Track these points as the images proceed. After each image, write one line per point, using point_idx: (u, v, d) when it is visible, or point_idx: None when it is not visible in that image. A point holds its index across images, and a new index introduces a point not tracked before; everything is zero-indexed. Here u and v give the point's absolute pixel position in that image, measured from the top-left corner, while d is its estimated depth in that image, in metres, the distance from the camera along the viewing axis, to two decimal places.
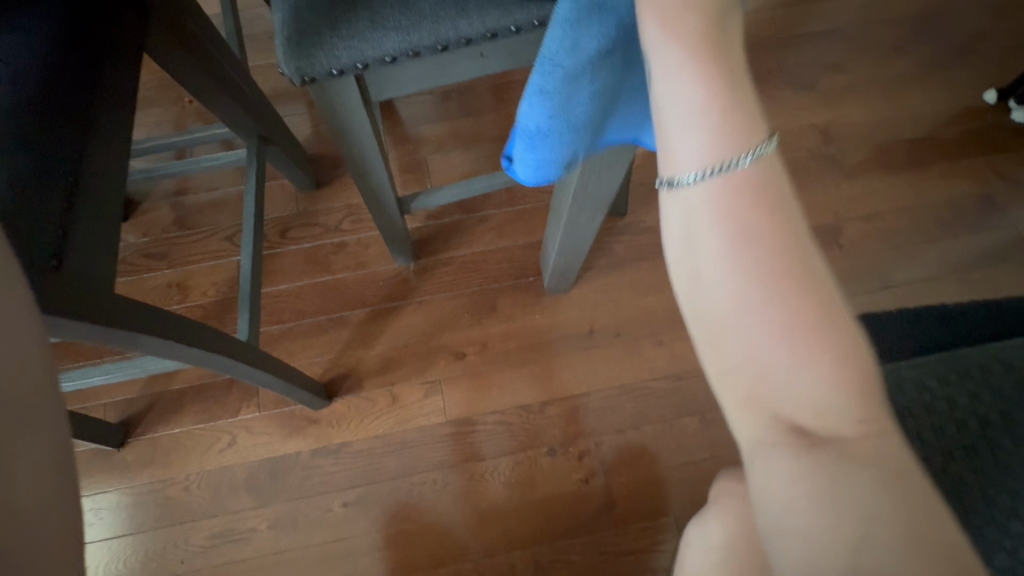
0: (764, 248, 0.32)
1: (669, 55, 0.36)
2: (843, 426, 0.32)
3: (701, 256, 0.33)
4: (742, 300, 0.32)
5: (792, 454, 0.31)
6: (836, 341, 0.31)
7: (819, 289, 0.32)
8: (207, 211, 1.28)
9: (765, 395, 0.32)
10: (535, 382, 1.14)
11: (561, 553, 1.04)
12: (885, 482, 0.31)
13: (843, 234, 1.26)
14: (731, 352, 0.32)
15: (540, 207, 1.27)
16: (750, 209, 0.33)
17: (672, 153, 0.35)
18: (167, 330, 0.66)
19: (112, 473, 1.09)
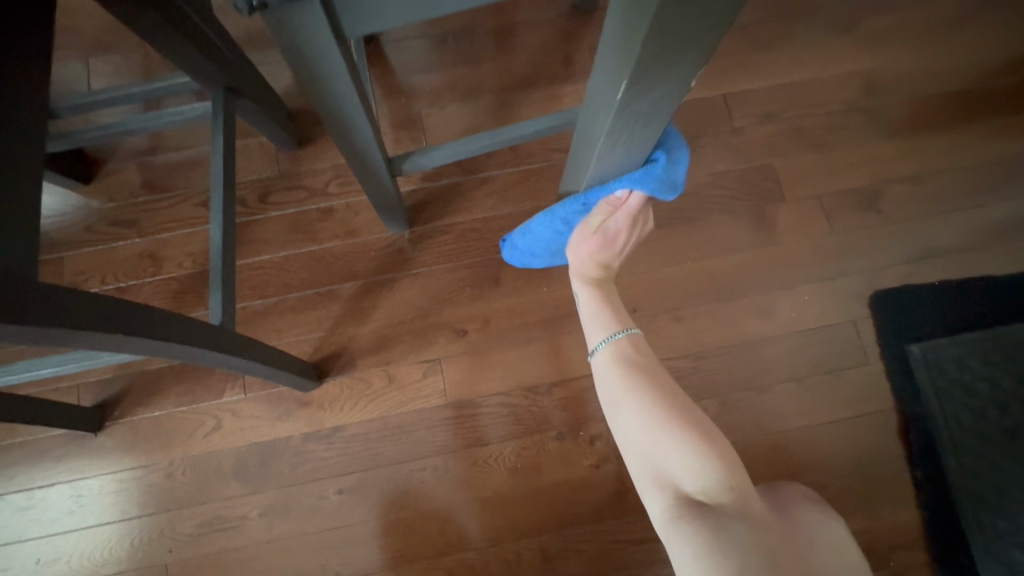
0: (640, 379, 0.79)
1: (587, 299, 0.88)
2: (708, 485, 0.70)
3: (613, 391, 0.79)
4: (640, 412, 0.76)
5: (693, 516, 0.68)
6: (688, 428, 0.73)
7: (669, 397, 0.77)
8: (178, 173, 1.15)
9: (662, 471, 0.72)
10: (542, 362, 1.05)
11: (570, 542, 0.98)
12: (729, 515, 0.68)
13: (884, 198, 1.14)
14: (641, 452, 0.74)
15: (548, 168, 1.14)
16: (643, 372, 0.80)
17: (592, 336, 0.86)
18: (113, 323, 0.57)
19: (91, 458, 1.02)
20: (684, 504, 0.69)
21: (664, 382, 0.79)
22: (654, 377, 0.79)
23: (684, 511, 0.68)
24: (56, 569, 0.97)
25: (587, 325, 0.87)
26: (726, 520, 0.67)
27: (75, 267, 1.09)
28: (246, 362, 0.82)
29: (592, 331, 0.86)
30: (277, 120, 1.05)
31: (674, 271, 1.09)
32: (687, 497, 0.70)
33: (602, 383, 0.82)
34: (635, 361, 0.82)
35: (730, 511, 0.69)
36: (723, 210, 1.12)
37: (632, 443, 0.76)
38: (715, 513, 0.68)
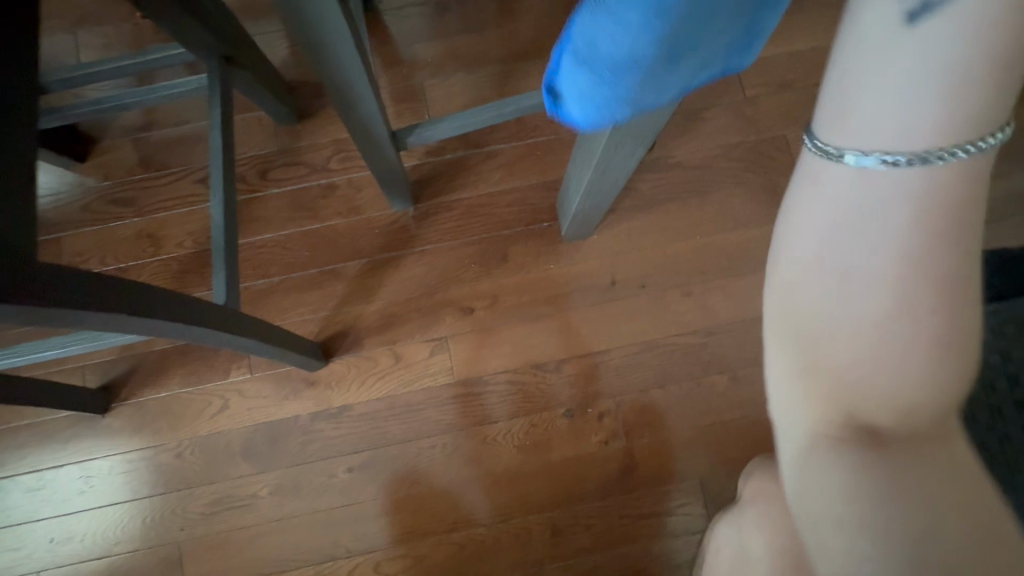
0: (928, 230, 0.27)
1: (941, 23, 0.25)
2: (937, 434, 0.29)
3: (841, 228, 0.29)
4: (893, 286, 0.28)
5: (882, 471, 0.29)
6: (953, 355, 0.28)
7: (965, 285, 0.28)
8: (175, 150, 1.12)
9: (852, 400, 0.30)
10: (551, 339, 1.04)
11: (579, 517, 0.99)
12: (962, 495, 0.29)
13: None
14: (828, 362, 0.30)
15: (555, 141, 1.11)
16: (936, 194, 0.27)
17: (846, 112, 0.28)
18: (129, 305, 0.57)
19: (99, 439, 1.02)
20: (859, 449, 0.30)
21: (967, 241, 0.28)
22: (945, 212, 0.27)
23: (856, 452, 0.30)
24: (70, 548, 0.98)
25: (841, 105, 0.28)
26: (923, 471, 0.29)
27: (73, 248, 1.07)
28: (254, 342, 0.82)
29: (853, 103, 0.28)
30: (276, 94, 1.02)
31: (683, 246, 1.07)
32: (876, 440, 0.29)
33: (814, 207, 0.30)
34: (944, 180, 0.27)
35: (964, 483, 0.29)
36: (733, 183, 1.10)
37: (829, 330, 0.30)
38: (924, 468, 0.29)
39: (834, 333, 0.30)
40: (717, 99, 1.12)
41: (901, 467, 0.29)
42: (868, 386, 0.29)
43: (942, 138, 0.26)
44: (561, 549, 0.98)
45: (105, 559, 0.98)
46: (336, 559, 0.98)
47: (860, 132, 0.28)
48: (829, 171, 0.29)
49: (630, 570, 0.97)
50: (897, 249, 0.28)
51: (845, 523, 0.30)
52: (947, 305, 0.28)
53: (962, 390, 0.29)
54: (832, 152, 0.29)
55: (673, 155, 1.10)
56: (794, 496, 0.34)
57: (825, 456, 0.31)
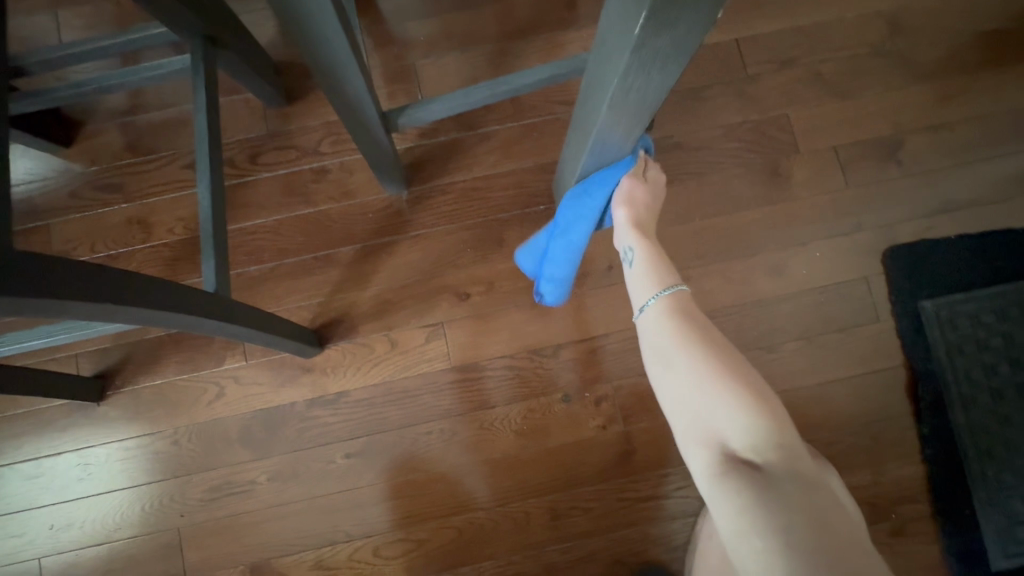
0: (692, 335, 0.67)
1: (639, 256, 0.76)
2: (765, 458, 0.57)
3: (661, 338, 0.68)
4: (695, 364, 0.64)
5: (745, 487, 0.55)
6: (743, 399, 0.60)
7: (723, 355, 0.64)
8: (162, 134, 1.09)
9: (712, 442, 0.60)
10: (549, 324, 1.03)
11: (577, 501, 0.99)
12: (790, 493, 0.55)
13: (904, 148, 1.09)
14: (688, 407, 0.63)
15: (552, 122, 1.09)
16: (683, 309, 0.70)
17: (637, 295, 0.75)
18: (102, 292, 0.55)
19: (96, 427, 1.01)
20: (730, 462, 0.58)
21: (712, 333, 0.67)
22: (714, 342, 0.66)
23: (732, 469, 0.57)
24: (70, 534, 0.99)
25: (632, 286, 0.76)
26: (775, 485, 0.55)
27: (62, 235, 1.06)
28: (244, 331, 0.80)
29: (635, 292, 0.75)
30: (263, 75, 0.99)
31: (682, 229, 1.05)
32: (735, 457, 0.58)
33: (648, 328, 0.71)
34: (681, 305, 0.71)
35: (785, 473, 0.56)
36: (734, 164, 1.07)
37: (671, 395, 0.65)
38: (771, 476, 0.56)
39: (681, 403, 0.64)
40: (719, 77, 1.09)
41: (760, 476, 0.56)
42: (713, 426, 0.61)
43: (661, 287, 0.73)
44: (559, 532, 0.98)
45: (105, 545, 0.98)
46: (335, 544, 0.98)
47: (638, 296, 0.75)
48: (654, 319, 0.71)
49: (628, 552, 0.98)
50: (703, 365, 0.64)
51: (752, 534, 0.53)
52: (722, 362, 0.63)
53: (764, 419, 0.59)
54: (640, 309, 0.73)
55: (672, 135, 1.08)
56: (723, 524, 0.56)
57: (720, 482, 0.57)
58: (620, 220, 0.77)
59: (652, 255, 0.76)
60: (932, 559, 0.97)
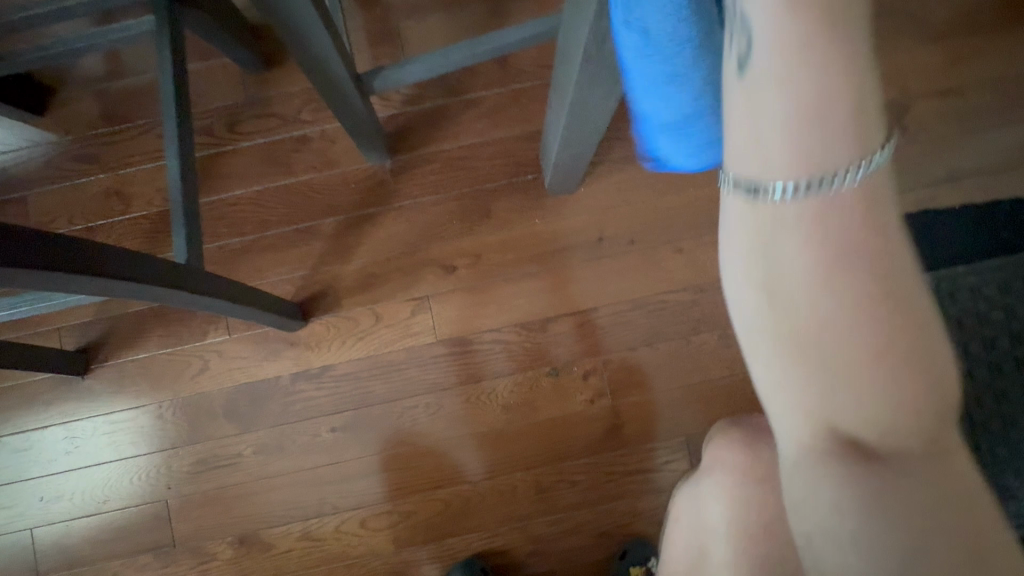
0: (851, 246, 0.29)
1: (780, 101, 0.29)
2: (908, 445, 0.31)
3: (775, 247, 0.31)
4: (837, 301, 0.30)
5: (855, 482, 0.32)
6: (906, 361, 0.30)
7: (895, 287, 0.30)
8: (138, 101, 1.06)
9: (827, 420, 0.32)
10: (537, 297, 1.01)
11: (565, 474, 0.98)
12: (937, 498, 0.31)
13: (910, 114, 1.04)
14: (799, 369, 0.32)
15: (542, 88, 1.04)
16: (850, 198, 0.29)
17: (757, 153, 0.30)
18: (58, 261, 0.53)
19: (81, 401, 1.01)
20: (842, 455, 0.32)
21: (889, 230, 0.30)
22: (868, 245, 0.29)
23: (838, 461, 0.32)
24: (60, 505, 0.99)
25: (739, 149, 0.31)
26: (912, 485, 0.31)
27: (39, 206, 1.03)
28: (224, 304, 0.78)
29: (750, 140, 0.31)
30: (239, 38, 0.95)
31: (675, 199, 1.02)
32: (855, 448, 0.32)
33: (741, 229, 0.32)
34: (848, 192, 0.29)
35: (923, 470, 0.31)
36: None
37: (772, 343, 0.32)
38: (898, 474, 0.31)
39: (783, 363, 0.32)
40: None
41: (880, 480, 0.31)
42: (841, 400, 0.31)
43: (825, 166, 0.29)
44: (546, 505, 0.98)
45: (95, 516, 0.99)
46: (322, 516, 0.98)
47: (754, 169, 0.31)
48: (781, 218, 0.30)
49: (615, 525, 0.97)
50: (840, 298, 0.30)
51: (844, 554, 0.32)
52: (881, 294, 0.30)
53: (931, 392, 0.31)
54: (748, 186, 0.31)
55: None
56: (791, 503, 0.36)
57: (815, 469, 0.33)
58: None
59: (821, 82, 0.28)
60: None
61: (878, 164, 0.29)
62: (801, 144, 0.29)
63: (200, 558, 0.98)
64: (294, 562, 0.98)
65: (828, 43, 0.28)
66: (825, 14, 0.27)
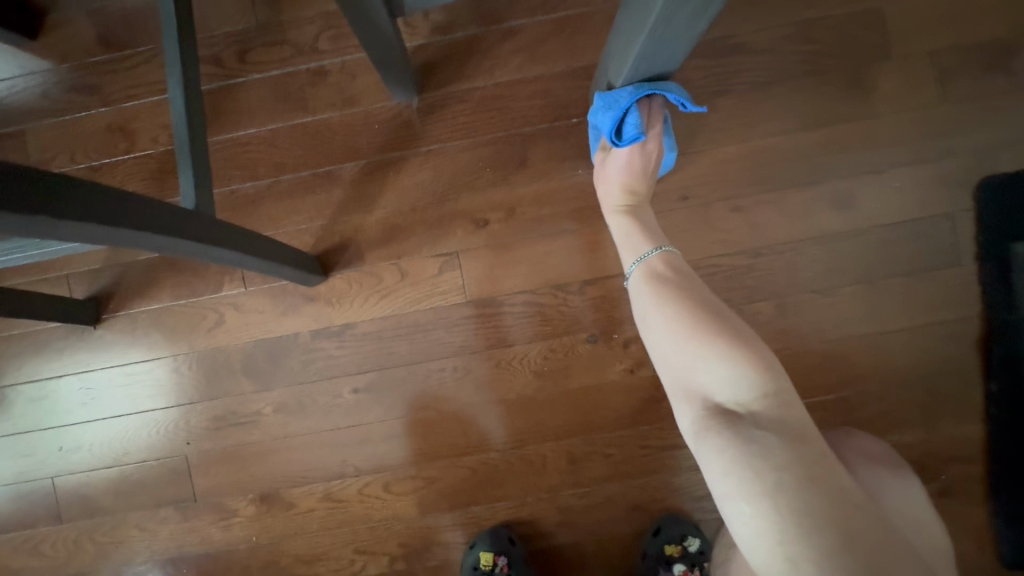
0: (672, 292, 0.70)
1: (625, 226, 0.80)
2: (749, 403, 0.59)
3: (647, 304, 0.72)
4: (674, 319, 0.68)
5: (720, 428, 0.59)
6: (724, 343, 0.63)
7: (704, 305, 0.68)
8: (138, 24, 0.95)
9: (695, 390, 0.64)
10: (575, 257, 0.92)
11: (598, 446, 0.93)
12: (778, 427, 0.57)
13: (1020, 55, 0.89)
14: (670, 357, 0.67)
15: (591, 17, 0.91)
16: (667, 270, 0.74)
17: (628, 258, 0.78)
18: (7, 198, 0.42)
19: (94, 352, 0.97)
20: (715, 413, 0.60)
21: (692, 280, 0.72)
22: (679, 289, 0.71)
23: (714, 422, 0.60)
24: (79, 456, 0.97)
25: (621, 245, 0.80)
26: (759, 425, 0.57)
27: (38, 142, 0.95)
28: (230, 253, 0.69)
29: (629, 250, 0.78)
30: None
31: (736, 150, 0.90)
32: (719, 408, 0.60)
33: (637, 290, 0.75)
34: (666, 268, 0.74)
35: (771, 423, 0.57)
36: (804, 73, 0.90)
37: (655, 341, 0.70)
38: (750, 422, 0.58)
39: (657, 355, 0.70)
40: None
41: (738, 427, 0.58)
42: (697, 379, 0.63)
43: (648, 247, 0.77)
44: (576, 476, 0.93)
45: (114, 468, 0.97)
46: (344, 478, 0.95)
47: (627, 259, 0.78)
48: (637, 283, 0.76)
49: (649, 500, 0.93)
50: (671, 314, 0.68)
51: (746, 501, 0.54)
52: (698, 311, 0.67)
53: (755, 370, 0.60)
54: (628, 273, 0.78)
55: (733, 36, 0.90)
56: (718, 487, 0.57)
57: (708, 433, 0.59)
58: (607, 192, 0.82)
59: (635, 217, 0.80)
60: (979, 522, 0.89)
61: (671, 255, 0.76)
62: (641, 239, 0.78)
63: (222, 514, 0.96)
64: (316, 522, 0.95)
65: (637, 188, 0.81)
66: (637, 192, 0.81)
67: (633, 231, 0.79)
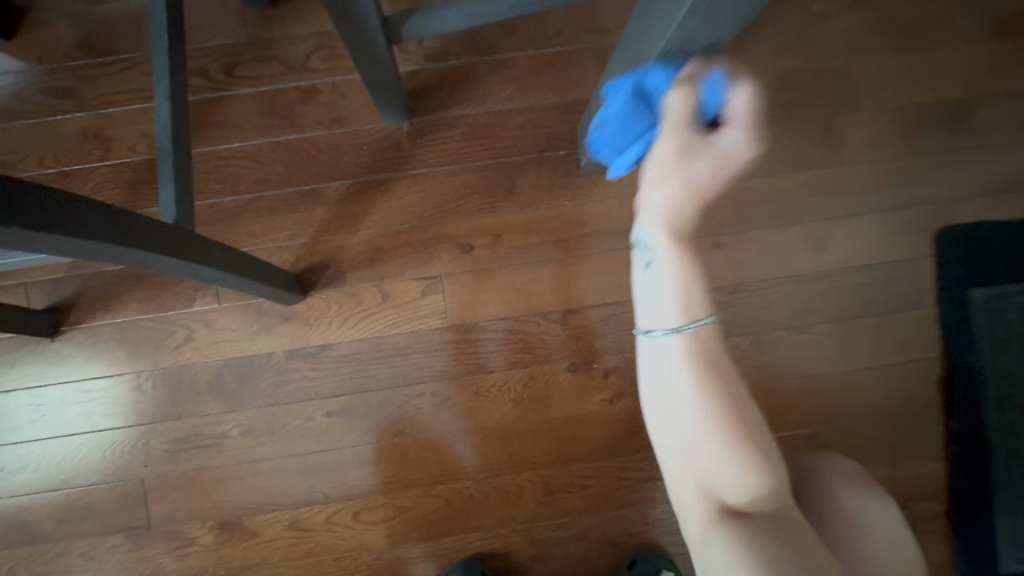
0: (704, 366, 0.53)
1: (666, 266, 0.56)
2: (763, 504, 0.51)
3: (672, 373, 0.53)
4: (705, 403, 0.51)
5: (740, 535, 0.48)
6: (753, 441, 0.51)
7: (737, 393, 0.53)
8: (121, 31, 0.93)
9: (708, 485, 0.52)
10: (557, 286, 0.93)
11: (575, 477, 0.92)
12: (789, 535, 0.49)
13: (974, 116, 0.95)
14: (691, 447, 0.52)
15: (581, 55, 0.94)
16: (700, 346, 0.54)
17: (655, 311, 0.56)
18: None
19: (49, 365, 0.91)
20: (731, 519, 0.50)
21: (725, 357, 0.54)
22: (717, 366, 0.53)
23: (731, 526, 0.49)
24: (24, 477, 0.90)
25: (644, 294, 0.57)
26: (775, 529, 0.49)
27: (4, 144, 0.91)
28: (208, 270, 0.66)
29: (655, 300, 0.56)
30: None
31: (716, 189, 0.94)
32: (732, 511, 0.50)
33: (655, 353, 0.55)
34: (702, 337, 0.54)
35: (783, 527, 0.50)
36: (781, 119, 0.94)
37: (669, 417, 0.53)
38: (770, 530, 0.49)
39: (665, 437, 0.54)
40: (772, 15, 0.96)
41: (759, 536, 0.48)
42: (719, 475, 0.51)
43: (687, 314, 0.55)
44: (552, 508, 0.92)
45: (61, 491, 0.90)
46: (312, 506, 0.91)
47: (657, 319, 0.55)
48: (659, 344, 0.55)
49: (625, 533, 0.92)
50: (704, 395, 0.52)
51: None
52: (732, 399, 0.52)
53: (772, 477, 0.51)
54: (649, 330, 0.56)
55: None
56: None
57: (720, 530, 0.50)
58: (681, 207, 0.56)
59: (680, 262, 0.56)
60: (941, 560, 0.92)
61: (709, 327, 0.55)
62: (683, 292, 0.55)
63: (178, 543, 0.90)
64: (279, 552, 0.91)
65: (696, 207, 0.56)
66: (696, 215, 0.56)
67: (688, 272, 0.56)
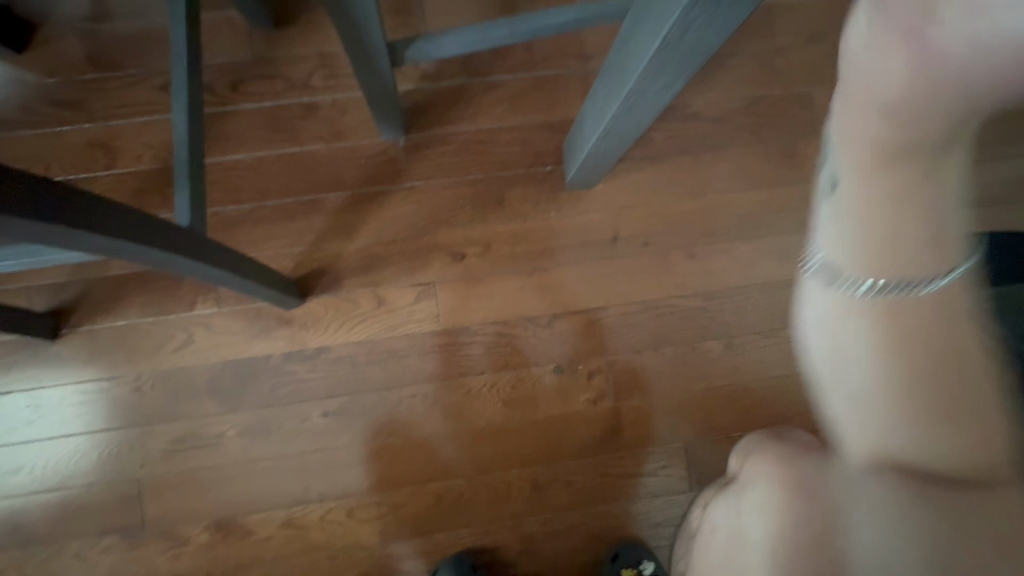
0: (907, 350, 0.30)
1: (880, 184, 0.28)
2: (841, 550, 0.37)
3: (841, 331, 0.31)
4: (895, 418, 0.32)
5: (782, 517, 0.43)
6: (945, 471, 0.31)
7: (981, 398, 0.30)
8: (130, 47, 0.97)
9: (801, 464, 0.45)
10: (544, 292, 0.99)
11: (560, 474, 0.97)
12: None
13: None
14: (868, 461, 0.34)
15: (566, 78, 1.01)
16: (898, 333, 0.30)
17: (846, 239, 0.31)
18: (46, 211, 0.46)
19: (48, 367, 0.93)
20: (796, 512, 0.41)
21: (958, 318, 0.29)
22: (933, 357, 0.30)
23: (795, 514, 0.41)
24: (18, 479, 0.91)
25: (856, 218, 0.30)
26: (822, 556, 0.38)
27: (11, 153, 0.94)
28: (220, 271, 0.71)
29: (853, 234, 0.30)
30: None
31: (691, 203, 1.01)
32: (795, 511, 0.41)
33: (837, 304, 0.31)
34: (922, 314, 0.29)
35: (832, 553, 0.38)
36: (749, 140, 1.03)
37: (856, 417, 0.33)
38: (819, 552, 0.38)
39: (846, 429, 0.34)
40: (742, 45, 1.04)
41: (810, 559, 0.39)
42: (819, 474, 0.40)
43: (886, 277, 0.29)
44: (539, 504, 0.96)
45: (56, 492, 0.92)
46: (306, 504, 0.94)
47: (870, 261, 0.30)
48: (847, 339, 0.31)
49: (608, 528, 0.97)
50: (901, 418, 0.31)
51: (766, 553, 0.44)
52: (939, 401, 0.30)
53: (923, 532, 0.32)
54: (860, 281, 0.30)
55: (690, 105, 1.03)
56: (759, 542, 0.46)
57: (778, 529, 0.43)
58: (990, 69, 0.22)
59: (872, 189, 0.29)
60: None
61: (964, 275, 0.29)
62: (877, 231, 0.29)
63: (172, 543, 0.92)
64: (273, 550, 0.93)
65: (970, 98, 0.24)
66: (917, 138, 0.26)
67: (927, 203, 0.28)
